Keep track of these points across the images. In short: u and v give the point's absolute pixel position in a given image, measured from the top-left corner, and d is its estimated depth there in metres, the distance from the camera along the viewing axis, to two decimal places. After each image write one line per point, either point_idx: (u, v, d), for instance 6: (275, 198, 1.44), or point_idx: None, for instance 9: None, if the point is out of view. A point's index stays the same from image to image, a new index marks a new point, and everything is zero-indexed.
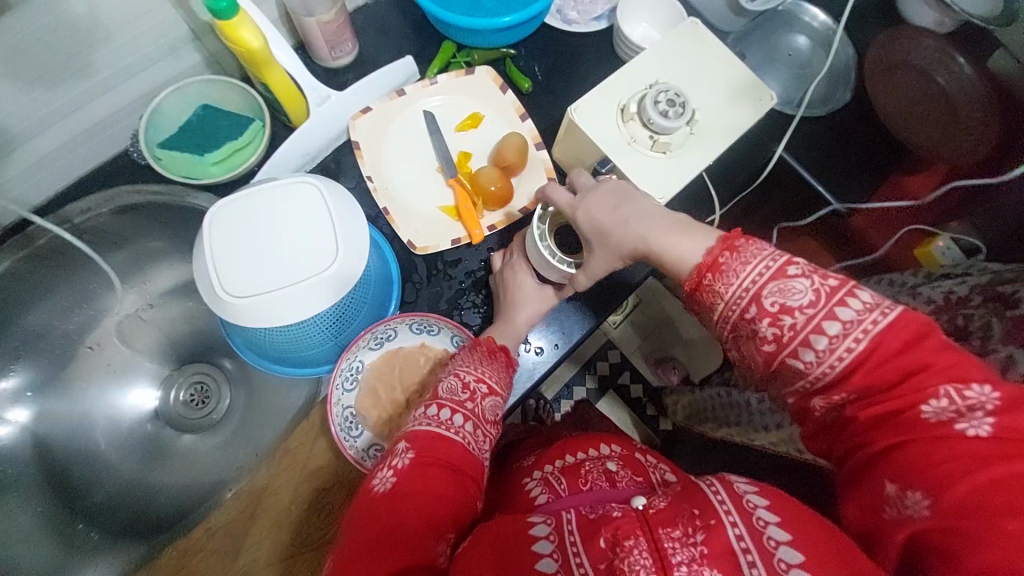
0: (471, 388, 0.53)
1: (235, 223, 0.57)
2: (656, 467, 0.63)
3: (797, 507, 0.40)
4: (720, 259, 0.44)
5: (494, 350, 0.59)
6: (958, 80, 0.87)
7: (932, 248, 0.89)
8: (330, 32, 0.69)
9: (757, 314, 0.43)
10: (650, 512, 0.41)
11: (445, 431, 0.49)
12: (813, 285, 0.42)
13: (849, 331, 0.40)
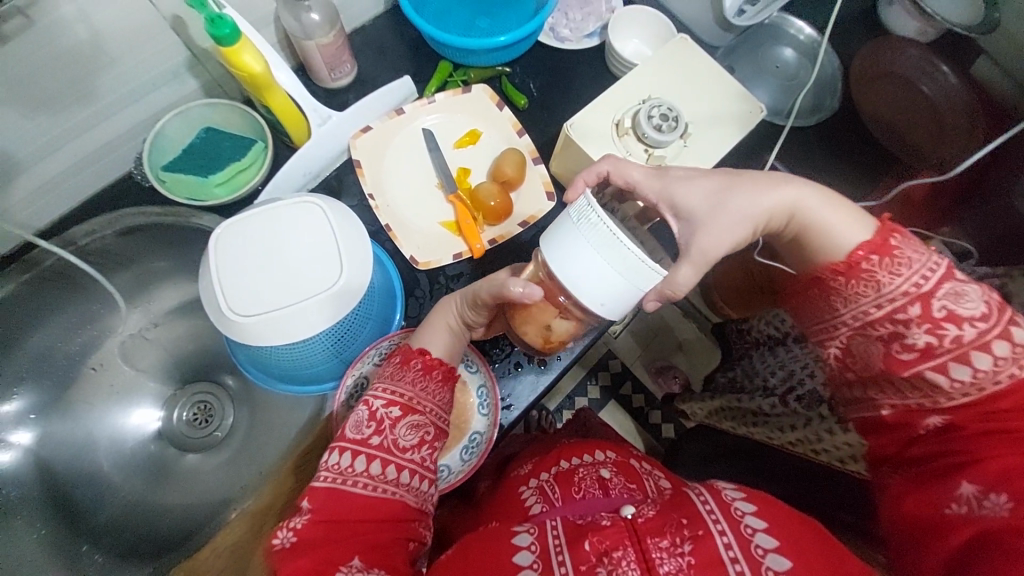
0: (377, 418, 0.50)
1: (238, 243, 0.57)
2: (649, 474, 0.70)
3: (777, 509, 0.47)
4: (887, 249, 0.47)
5: (411, 360, 0.54)
6: (943, 87, 0.89)
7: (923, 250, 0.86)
8: (329, 54, 0.71)
9: (918, 321, 0.45)
10: (640, 521, 0.47)
11: (338, 484, 0.48)
12: (983, 298, 0.45)
13: (1014, 354, 0.43)
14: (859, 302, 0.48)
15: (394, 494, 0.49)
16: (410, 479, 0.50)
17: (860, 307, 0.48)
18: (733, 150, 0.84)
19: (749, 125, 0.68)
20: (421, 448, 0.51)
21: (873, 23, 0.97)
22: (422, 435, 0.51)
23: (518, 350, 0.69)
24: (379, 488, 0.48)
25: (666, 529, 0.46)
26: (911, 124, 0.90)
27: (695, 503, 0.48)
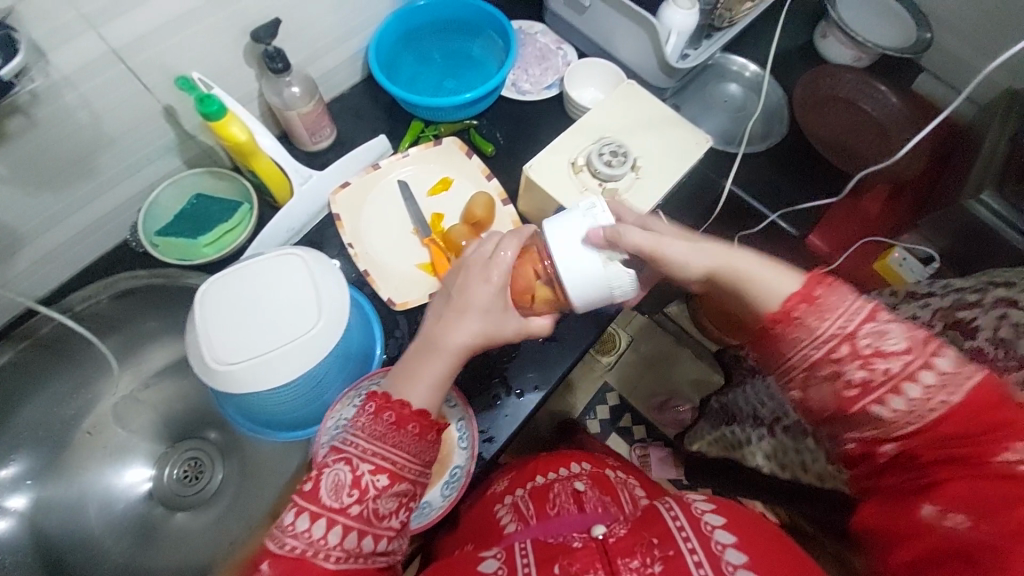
0: (361, 487, 0.48)
1: (223, 297, 0.61)
2: (622, 483, 0.81)
3: (744, 520, 0.51)
4: (800, 302, 0.48)
5: (408, 423, 0.51)
6: (883, 108, 0.97)
7: (889, 261, 0.95)
8: (309, 121, 0.77)
9: (847, 356, 0.45)
10: (610, 543, 0.52)
11: (308, 556, 0.46)
12: (906, 335, 0.44)
13: (936, 388, 0.41)
14: (798, 346, 0.48)
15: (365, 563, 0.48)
16: (384, 546, 0.49)
17: (800, 354, 0.48)
18: (689, 178, 0.90)
19: (698, 154, 0.73)
20: (398, 515, 0.50)
21: (812, 55, 1.05)
22: (403, 502, 0.50)
23: (496, 384, 0.72)
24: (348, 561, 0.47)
25: (636, 550, 0.50)
26: (858, 143, 0.96)
27: (665, 522, 0.52)
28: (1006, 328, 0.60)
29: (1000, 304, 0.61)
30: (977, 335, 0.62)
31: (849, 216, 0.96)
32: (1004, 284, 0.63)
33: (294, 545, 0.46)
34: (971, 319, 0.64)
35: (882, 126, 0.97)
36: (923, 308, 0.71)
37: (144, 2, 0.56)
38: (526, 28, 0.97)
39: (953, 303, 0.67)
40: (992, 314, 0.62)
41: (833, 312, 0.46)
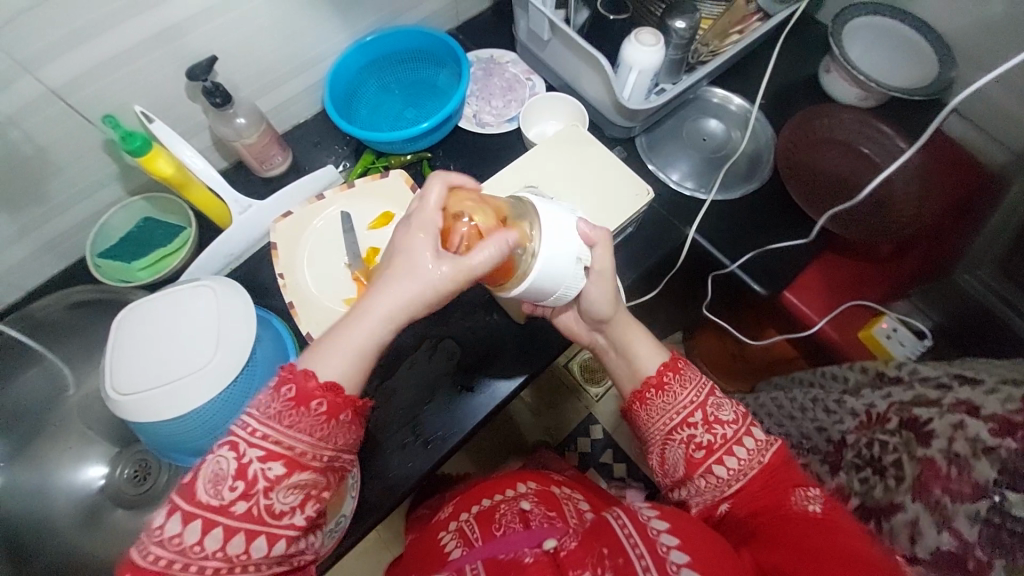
0: (246, 478, 0.44)
1: (134, 327, 0.64)
2: (569, 498, 0.79)
3: (688, 522, 0.53)
4: (664, 379, 0.60)
5: (309, 401, 0.47)
6: (887, 154, 0.87)
7: (877, 332, 0.84)
8: (256, 150, 0.80)
9: (696, 421, 0.58)
10: (563, 555, 0.54)
11: (174, 568, 0.43)
12: (735, 409, 0.59)
13: (752, 455, 0.56)
14: (661, 414, 0.60)
15: (259, 569, 0.46)
16: (283, 547, 0.47)
17: (663, 422, 0.60)
18: (646, 223, 0.85)
19: (636, 207, 0.72)
20: (302, 509, 0.47)
21: (813, 90, 0.96)
22: (305, 494, 0.47)
23: (405, 431, 0.71)
24: (229, 567, 0.44)
25: (586, 561, 0.52)
26: (852, 193, 0.86)
27: (615, 530, 0.53)
28: (961, 445, 0.49)
29: (957, 411, 0.51)
30: (931, 443, 0.52)
31: (834, 270, 0.87)
32: (965, 385, 0.54)
33: (160, 556, 0.43)
34: (925, 420, 0.54)
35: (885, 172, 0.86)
36: (882, 397, 0.63)
37: (77, 44, 0.60)
38: (497, 59, 0.96)
39: (915, 397, 0.57)
40: (947, 421, 0.51)
41: (687, 387, 0.60)
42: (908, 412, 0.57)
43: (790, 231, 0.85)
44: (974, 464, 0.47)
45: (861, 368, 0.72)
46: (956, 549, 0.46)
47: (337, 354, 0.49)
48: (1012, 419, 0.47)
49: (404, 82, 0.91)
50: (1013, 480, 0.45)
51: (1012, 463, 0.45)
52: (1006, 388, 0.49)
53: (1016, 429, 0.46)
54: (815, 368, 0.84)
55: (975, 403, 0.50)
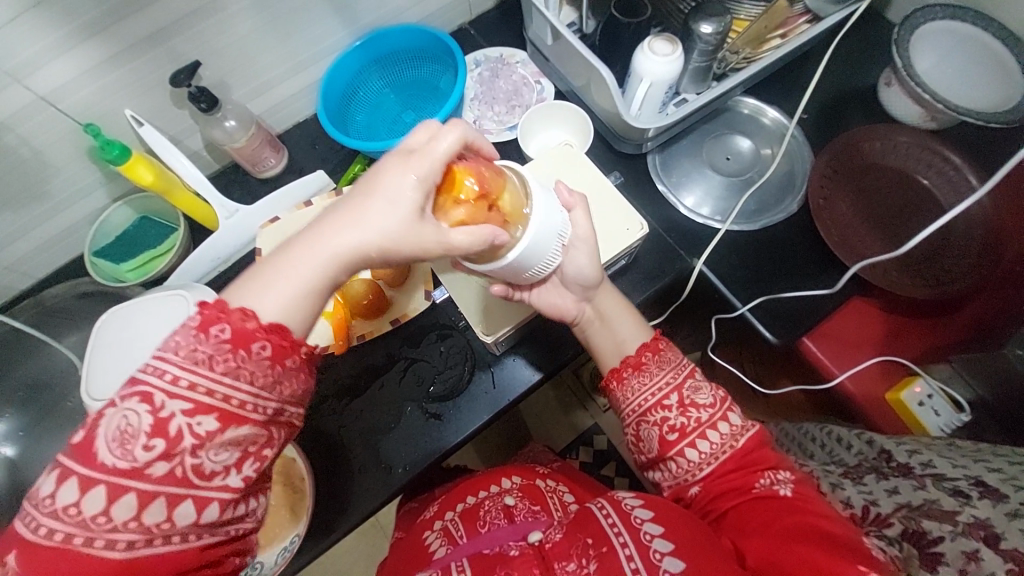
0: (164, 433, 0.36)
1: (119, 324, 0.67)
2: (554, 492, 0.68)
3: (667, 507, 0.50)
4: (643, 359, 0.57)
5: (249, 343, 0.38)
6: (948, 188, 0.74)
7: (907, 397, 0.72)
8: (247, 153, 0.79)
9: (670, 405, 0.54)
10: (548, 547, 0.50)
11: (75, 543, 0.35)
12: (714, 393, 0.55)
13: (724, 442, 0.53)
14: (636, 394, 0.56)
15: (188, 542, 0.38)
16: (217, 514, 0.39)
17: (637, 401, 0.56)
18: (649, 251, 0.77)
19: (627, 243, 0.65)
20: (240, 469, 0.39)
21: (869, 105, 0.82)
22: (244, 451, 0.39)
23: (368, 454, 0.70)
24: (148, 540, 0.36)
25: (572, 552, 0.49)
26: (898, 232, 0.74)
27: (599, 520, 0.50)
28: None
29: (974, 537, 0.42)
30: (939, 572, 0.42)
31: (868, 315, 0.76)
32: (986, 499, 0.43)
33: (54, 531, 0.34)
34: (933, 538, 0.44)
35: (944, 209, 0.73)
36: (886, 493, 0.51)
37: (62, 52, 0.59)
38: (506, 58, 0.88)
39: (924, 502, 0.47)
40: (959, 547, 0.42)
41: (663, 371, 0.56)
42: (915, 523, 0.46)
43: (813, 271, 0.75)
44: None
45: (870, 441, 0.60)
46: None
47: (293, 281, 0.40)
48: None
49: (407, 81, 0.88)
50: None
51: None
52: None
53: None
54: (826, 423, 0.73)
55: (995, 530, 0.41)
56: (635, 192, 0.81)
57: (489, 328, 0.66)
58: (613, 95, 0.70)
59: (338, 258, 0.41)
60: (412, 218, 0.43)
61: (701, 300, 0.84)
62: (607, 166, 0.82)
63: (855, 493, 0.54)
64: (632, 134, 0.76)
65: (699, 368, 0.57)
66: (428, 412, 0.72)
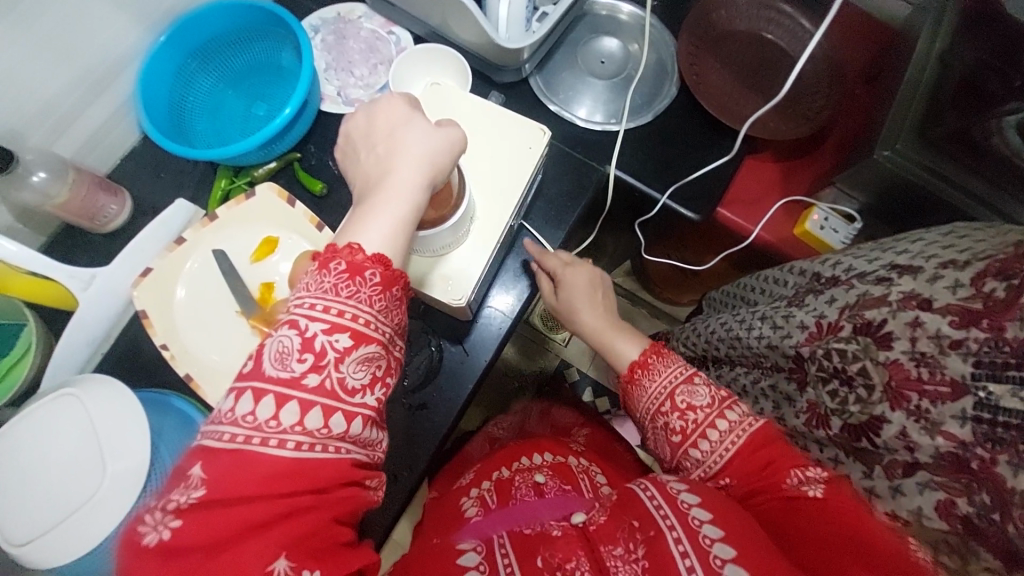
0: (314, 350, 0.38)
1: (2, 456, 0.52)
2: (585, 471, 0.68)
3: (725, 509, 0.47)
4: (640, 372, 0.60)
5: (362, 271, 0.40)
6: (790, 37, 0.82)
7: (810, 227, 0.82)
8: (77, 207, 0.64)
9: (669, 409, 0.57)
10: (592, 529, 0.48)
11: (250, 445, 0.36)
12: (711, 393, 0.57)
13: (733, 429, 0.54)
14: (646, 398, 0.59)
15: (337, 454, 0.38)
16: (360, 428, 0.40)
17: (646, 407, 0.59)
18: (564, 173, 0.77)
19: (534, 160, 0.62)
20: (373, 390, 0.40)
21: None
22: (374, 375, 0.40)
23: None
24: (313, 442, 0.37)
25: (619, 535, 0.46)
26: (762, 89, 0.81)
27: (644, 502, 0.49)
28: (925, 343, 0.47)
29: (911, 307, 0.49)
30: (893, 345, 0.49)
31: (756, 172, 0.86)
32: (906, 275, 0.51)
33: (235, 434, 0.36)
34: (879, 323, 0.51)
35: (792, 56, 0.82)
36: (828, 304, 0.58)
37: None
38: (346, 16, 0.79)
39: (858, 298, 0.54)
40: (902, 321, 0.49)
41: (668, 369, 0.59)
42: (860, 317, 0.53)
43: (710, 142, 0.80)
44: (944, 361, 0.45)
45: (802, 271, 0.69)
46: (956, 449, 0.44)
47: (385, 216, 0.43)
48: (969, 307, 0.45)
49: (240, 70, 0.75)
50: (989, 370, 0.42)
51: (984, 355, 0.43)
52: (949, 273, 0.48)
53: (979, 319, 0.44)
54: (756, 272, 0.82)
55: (925, 296, 0.48)
56: (531, 119, 0.79)
57: (457, 294, 0.59)
58: (474, 13, 0.65)
59: (399, 185, 0.43)
60: (425, 123, 0.45)
61: (621, 205, 0.87)
62: (495, 100, 0.79)
63: (805, 314, 0.60)
64: (507, 59, 0.73)
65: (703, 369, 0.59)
66: (407, 405, 0.68)
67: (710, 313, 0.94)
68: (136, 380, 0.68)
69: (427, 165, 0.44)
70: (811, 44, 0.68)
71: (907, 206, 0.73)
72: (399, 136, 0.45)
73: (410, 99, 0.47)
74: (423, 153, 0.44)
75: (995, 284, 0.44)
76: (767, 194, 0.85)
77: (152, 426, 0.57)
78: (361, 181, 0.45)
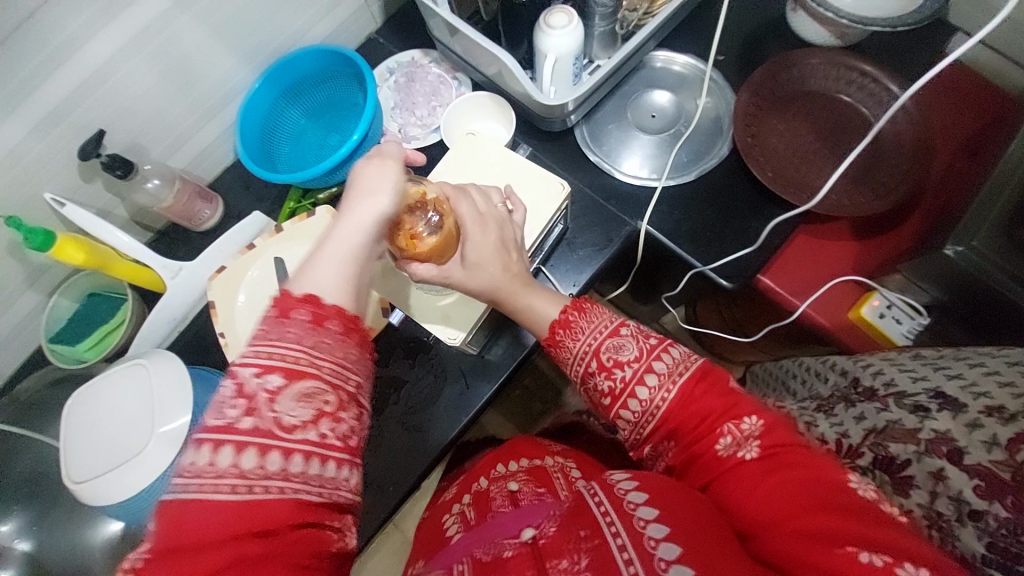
0: (243, 394, 0.38)
1: (82, 410, 0.66)
2: (560, 469, 0.65)
3: (664, 493, 0.45)
4: (571, 318, 0.55)
5: (292, 311, 0.42)
6: (866, 105, 0.75)
7: (868, 312, 0.74)
8: (178, 210, 0.79)
9: (596, 370, 0.53)
10: (541, 543, 0.45)
11: (189, 493, 0.36)
12: (639, 345, 0.53)
13: (665, 380, 0.50)
14: (574, 358, 0.55)
15: (284, 494, 0.38)
16: (304, 465, 0.39)
17: (575, 368, 0.55)
18: (594, 223, 0.77)
19: (550, 213, 0.66)
20: (316, 424, 0.40)
21: (783, 33, 0.82)
22: (316, 408, 0.40)
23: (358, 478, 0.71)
24: (249, 485, 0.37)
25: (566, 548, 0.44)
26: (827, 157, 0.75)
27: (592, 508, 0.46)
28: (944, 504, 0.43)
29: (938, 455, 0.44)
30: (910, 494, 0.46)
31: (814, 243, 0.79)
32: (945, 411, 0.46)
33: (175, 483, 0.37)
34: (901, 463, 0.47)
35: (866, 125, 0.75)
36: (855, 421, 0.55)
37: None
38: (419, 60, 0.87)
39: (887, 425, 0.50)
40: (926, 468, 0.45)
41: (592, 325, 0.54)
42: (883, 450, 0.49)
43: (756, 209, 0.76)
44: (958, 532, 0.41)
45: (842, 371, 0.63)
46: None
47: (374, 265, 0.49)
48: (999, 474, 0.40)
49: (322, 105, 0.86)
50: (1001, 557, 0.38)
51: (997, 537, 0.38)
52: (990, 424, 0.43)
53: (1005, 493, 0.39)
54: (802, 357, 0.76)
55: (957, 445, 0.44)
56: (571, 168, 0.81)
57: (454, 333, 0.64)
58: (521, 80, 0.71)
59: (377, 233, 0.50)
60: (385, 177, 0.52)
61: (655, 260, 0.85)
62: (540, 148, 0.82)
63: (828, 427, 0.57)
64: (553, 113, 0.75)
65: (629, 319, 0.55)
66: (406, 425, 0.73)
67: (755, 390, 0.88)
68: (199, 358, 0.81)
69: None
70: (889, 113, 0.61)
71: (978, 313, 0.64)
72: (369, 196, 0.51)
73: (375, 153, 0.54)
74: (388, 205, 0.51)
75: None
76: (823, 268, 0.78)
77: (196, 400, 0.67)
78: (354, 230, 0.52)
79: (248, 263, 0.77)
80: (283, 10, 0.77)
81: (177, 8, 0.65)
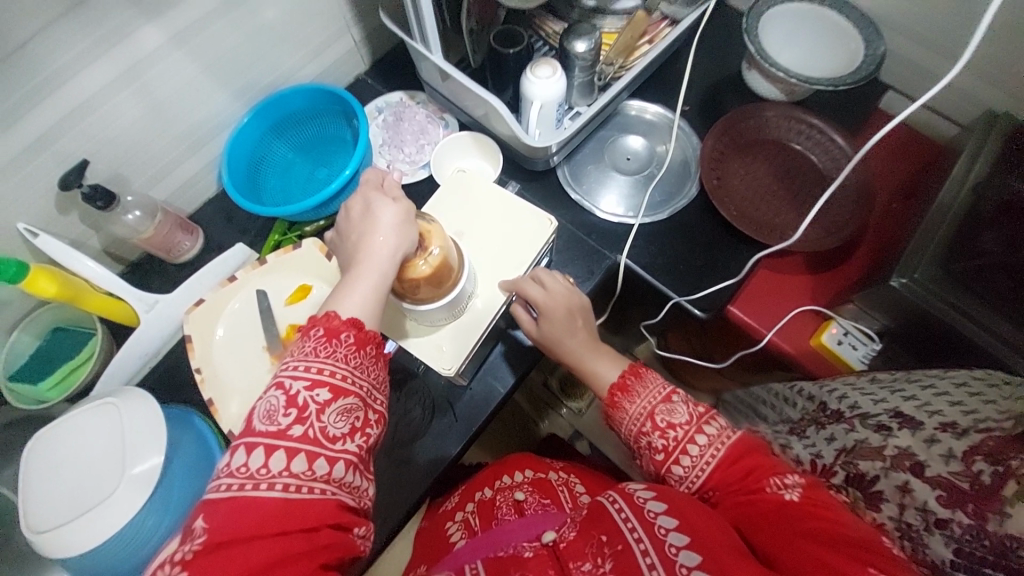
0: (297, 405, 0.43)
1: (45, 452, 0.62)
2: (565, 484, 0.67)
3: (692, 511, 0.45)
4: (629, 382, 0.59)
5: (338, 334, 0.46)
6: (813, 153, 0.84)
7: (827, 339, 0.80)
8: (158, 242, 0.77)
9: (650, 430, 0.56)
10: (563, 547, 0.47)
11: (246, 491, 0.40)
12: (689, 410, 0.56)
13: (713, 441, 0.53)
14: (632, 417, 0.57)
15: (325, 495, 0.42)
16: (343, 473, 0.43)
17: (629, 430, 0.58)
18: (575, 257, 0.81)
19: (538, 245, 0.69)
20: (353, 437, 0.45)
21: (739, 88, 0.92)
22: (354, 425, 0.45)
23: None
24: (300, 488, 0.41)
25: (587, 551, 0.46)
26: (783, 199, 0.83)
27: (612, 515, 0.47)
28: (912, 514, 0.46)
29: (903, 469, 0.48)
30: (882, 508, 0.49)
31: (776, 277, 0.85)
32: (905, 428, 0.51)
33: (229, 484, 0.40)
34: (871, 478, 0.51)
35: (814, 170, 0.84)
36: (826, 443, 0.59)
37: None
38: (407, 101, 0.91)
39: (856, 444, 0.54)
40: (893, 482, 0.49)
41: (648, 389, 0.58)
42: (854, 467, 0.53)
43: (723, 244, 0.82)
44: (927, 539, 0.44)
45: (809, 396, 0.67)
46: None
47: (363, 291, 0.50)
48: (958, 484, 0.44)
49: (312, 141, 0.88)
50: (968, 561, 0.41)
51: (965, 543, 0.42)
52: (945, 438, 0.47)
53: (965, 501, 0.43)
54: (769, 384, 0.81)
55: (919, 459, 0.48)
56: (553, 204, 0.85)
57: (446, 363, 0.64)
58: (509, 122, 0.75)
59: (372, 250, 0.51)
60: (371, 197, 0.54)
61: (633, 292, 0.89)
62: (524, 186, 0.87)
63: (801, 448, 0.61)
64: (537, 153, 0.80)
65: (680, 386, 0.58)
66: (393, 459, 0.71)
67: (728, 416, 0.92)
68: (172, 395, 0.77)
69: (395, 237, 0.52)
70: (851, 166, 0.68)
71: (924, 342, 0.68)
72: (367, 220, 0.53)
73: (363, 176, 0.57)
74: (378, 221, 0.52)
75: (983, 466, 0.43)
76: (785, 299, 0.84)
77: (171, 438, 0.64)
78: (349, 253, 0.53)
79: (230, 295, 0.76)
80: (275, 51, 0.79)
81: (171, 45, 0.66)
